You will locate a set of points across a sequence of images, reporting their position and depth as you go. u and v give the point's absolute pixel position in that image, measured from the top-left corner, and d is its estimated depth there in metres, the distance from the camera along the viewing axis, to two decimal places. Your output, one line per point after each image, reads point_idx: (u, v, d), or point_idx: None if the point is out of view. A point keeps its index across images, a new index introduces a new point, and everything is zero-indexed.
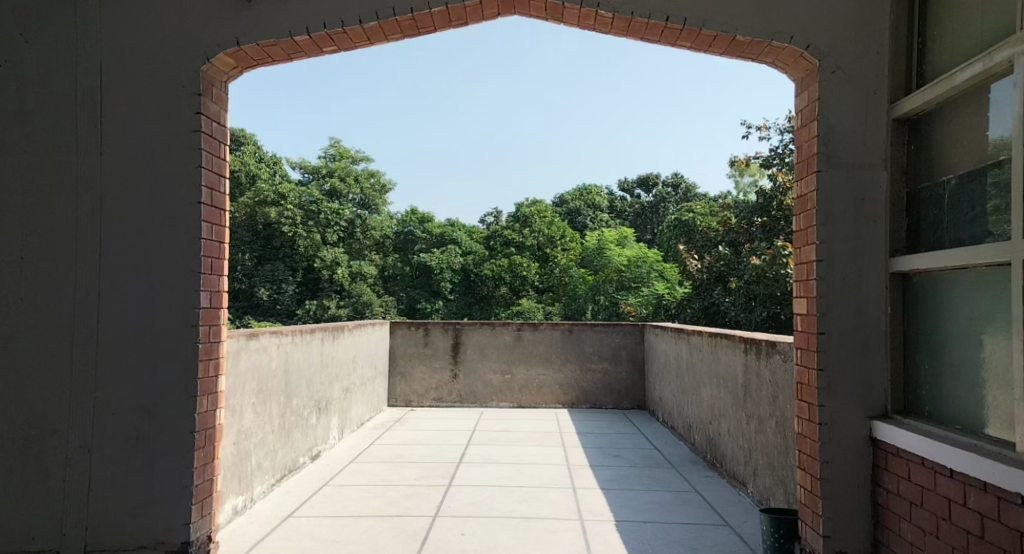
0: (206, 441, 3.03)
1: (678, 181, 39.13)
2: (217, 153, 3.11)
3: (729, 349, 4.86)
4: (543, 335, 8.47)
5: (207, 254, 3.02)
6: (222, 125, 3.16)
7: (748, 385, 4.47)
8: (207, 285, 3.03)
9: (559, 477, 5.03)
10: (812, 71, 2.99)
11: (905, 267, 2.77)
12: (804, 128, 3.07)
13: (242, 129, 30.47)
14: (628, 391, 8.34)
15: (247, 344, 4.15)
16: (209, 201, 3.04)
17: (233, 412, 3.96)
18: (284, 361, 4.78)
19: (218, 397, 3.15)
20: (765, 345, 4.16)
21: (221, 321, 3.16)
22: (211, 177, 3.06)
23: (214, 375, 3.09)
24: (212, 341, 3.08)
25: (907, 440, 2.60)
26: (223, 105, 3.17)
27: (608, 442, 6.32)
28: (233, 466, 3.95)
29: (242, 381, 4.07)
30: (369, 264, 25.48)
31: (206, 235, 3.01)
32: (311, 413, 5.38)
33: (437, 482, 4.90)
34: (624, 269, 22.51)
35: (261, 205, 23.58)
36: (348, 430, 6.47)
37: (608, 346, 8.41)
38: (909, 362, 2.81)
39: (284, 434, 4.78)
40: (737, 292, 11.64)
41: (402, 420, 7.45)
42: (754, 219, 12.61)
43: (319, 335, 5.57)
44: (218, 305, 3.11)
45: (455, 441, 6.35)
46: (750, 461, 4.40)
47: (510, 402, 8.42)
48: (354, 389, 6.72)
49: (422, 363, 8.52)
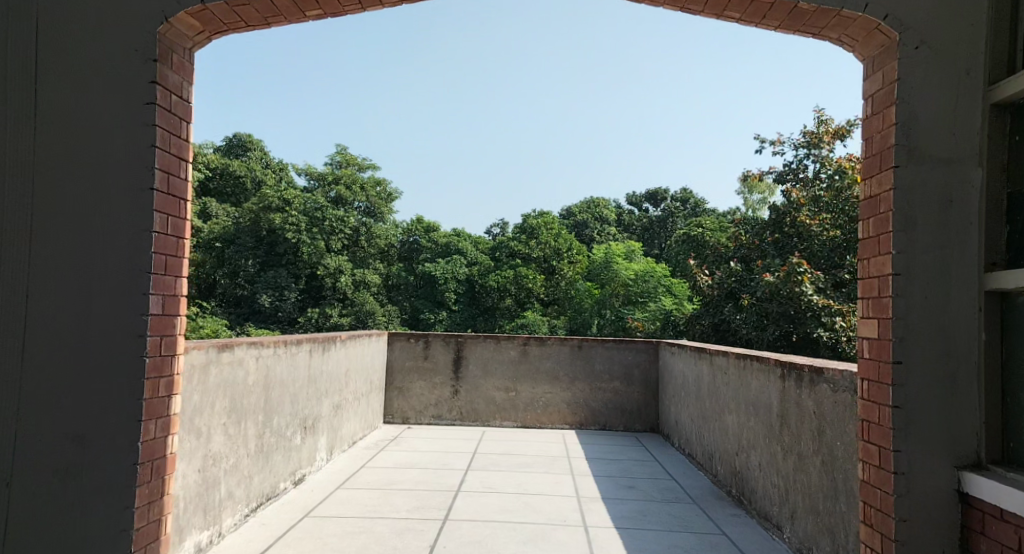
0: (153, 475, 2.54)
1: (687, 196, 38.72)
2: (178, 133, 2.64)
3: (762, 375, 4.34)
4: (550, 350, 7.95)
5: (160, 250, 2.53)
6: (185, 100, 2.68)
7: (785, 416, 3.96)
8: (160, 288, 2.54)
9: (568, 512, 4.50)
10: (889, 47, 2.48)
11: (1007, 284, 2.26)
12: (875, 116, 2.57)
13: (249, 134, 30.25)
14: (640, 413, 7.80)
15: (218, 358, 3.65)
16: (166, 188, 2.56)
17: (199, 435, 3.46)
18: (263, 376, 4.27)
19: (171, 421, 2.66)
20: (808, 372, 3.65)
21: (178, 331, 2.68)
22: (169, 160, 2.58)
23: (165, 395, 2.60)
24: (164, 354, 2.59)
25: (1015, 501, 2.08)
26: (187, 78, 2.70)
27: (620, 469, 5.79)
28: (197, 497, 3.46)
29: (210, 400, 3.57)
30: (372, 272, 24.98)
31: (159, 227, 2.53)
32: (295, 433, 4.87)
33: (432, 515, 4.38)
34: (632, 283, 22.39)
35: (265, 212, 23.29)
36: (338, 450, 5.96)
37: (619, 364, 7.89)
38: (1009, 400, 2.29)
39: (262, 458, 4.27)
40: (749, 309, 11.09)
41: (397, 439, 6.91)
42: (764, 235, 12.21)
43: (306, 347, 5.07)
44: (172, 312, 2.62)
45: (454, 465, 5.82)
46: (787, 502, 3.88)
47: (514, 422, 7.90)
48: (346, 405, 6.20)
49: (421, 378, 8.00)
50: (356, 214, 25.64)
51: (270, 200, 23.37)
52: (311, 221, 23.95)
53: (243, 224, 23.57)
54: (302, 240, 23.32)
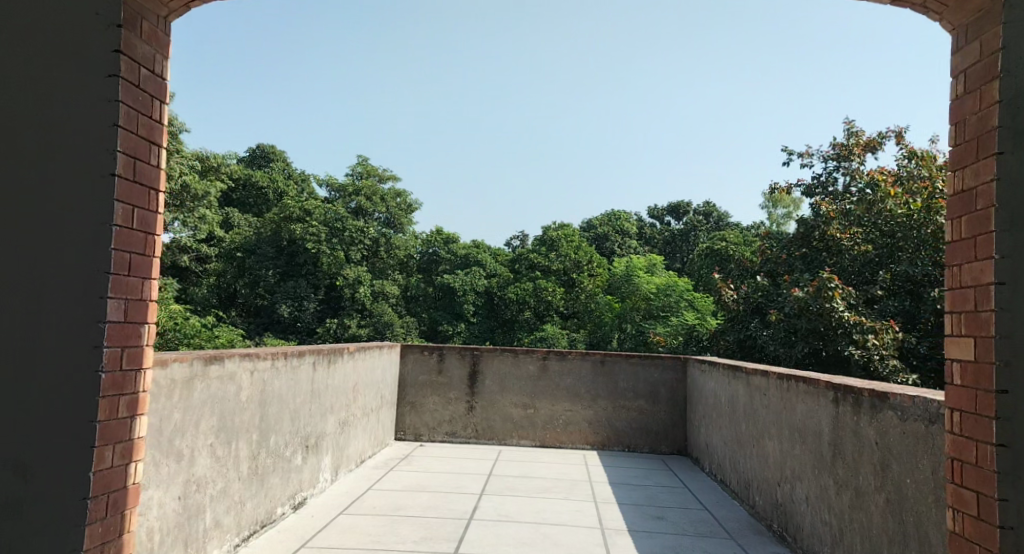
0: (107, 511, 2.16)
1: (710, 209, 38.08)
2: (147, 112, 2.29)
3: (811, 398, 3.90)
4: (571, 366, 7.52)
5: (122, 246, 2.18)
6: (157, 76, 2.34)
7: (839, 446, 3.52)
8: (121, 290, 2.19)
9: (591, 547, 4.07)
10: (991, 12, 2.06)
11: None
12: (970, 94, 2.14)
13: (272, 145, 30.38)
14: (666, 434, 7.33)
15: (206, 372, 3.29)
16: (131, 174, 2.22)
17: (181, 458, 3.09)
18: (259, 391, 3.90)
19: (135, 446, 2.29)
20: (868, 398, 3.23)
21: (143, 343, 2.32)
22: (134, 142, 2.23)
23: (127, 417, 2.24)
24: (126, 368, 2.23)
25: None
26: (161, 50, 2.36)
27: (647, 497, 5.34)
28: (176, 528, 3.08)
29: (195, 419, 3.20)
30: (391, 282, 24.65)
31: (121, 220, 2.18)
32: (295, 453, 4.49)
33: (442, 547, 3.96)
34: (653, 297, 22.20)
35: (286, 222, 23.36)
36: (344, 470, 5.58)
37: (645, 382, 7.43)
38: None
39: (256, 481, 3.89)
40: (776, 325, 10.54)
41: (408, 458, 6.52)
42: (793, 250, 11.76)
43: (309, 360, 4.70)
44: (136, 320, 2.27)
45: (468, 488, 5.42)
46: (841, 544, 3.44)
47: (533, 441, 7.48)
48: (353, 422, 5.82)
49: (435, 393, 7.61)
50: (376, 225, 25.37)
51: (292, 211, 23.41)
52: (332, 232, 23.72)
53: (265, 234, 23.61)
54: (322, 250, 23.16)
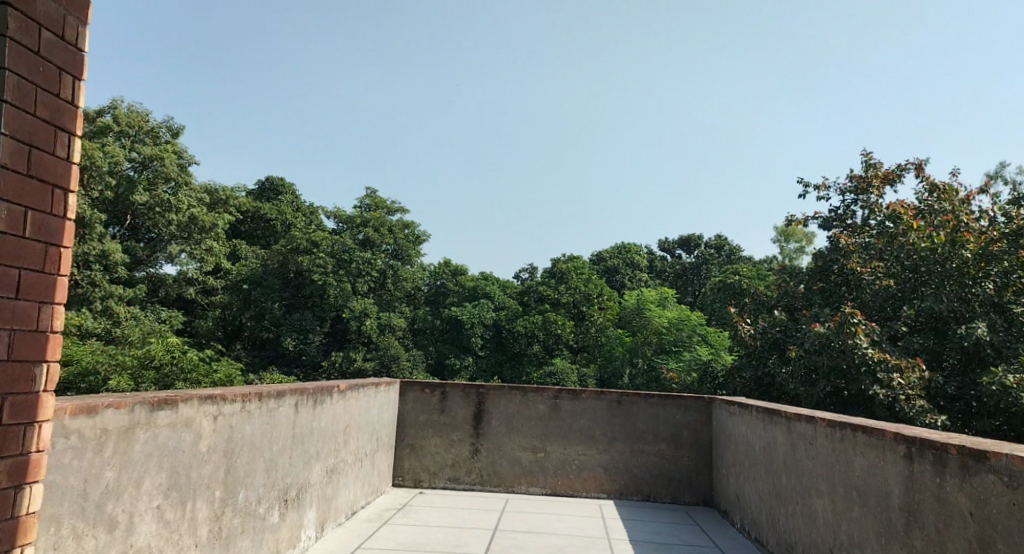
0: None
1: (721, 242, 37.43)
2: (50, 88, 1.76)
3: (873, 452, 3.31)
4: (585, 406, 6.92)
5: (6, 260, 1.64)
6: (67, 41, 1.82)
7: (914, 512, 2.93)
8: (3, 319, 1.65)
9: None
10: None
11: None
12: None
13: (281, 177, 30.16)
14: (690, 482, 6.68)
15: (151, 421, 2.73)
16: (22, 165, 1.68)
17: (115, 526, 2.52)
18: (224, 439, 3.33)
19: (21, 526, 1.72)
20: (957, 457, 2.65)
21: (37, 389, 1.76)
22: (27, 120, 1.69)
23: (8, 488, 1.69)
24: (9, 423, 1.68)
25: None
26: (74, 9, 1.85)
27: None
28: None
29: (136, 475, 2.64)
30: (398, 315, 23.92)
31: (6, 226, 1.64)
32: (271, 509, 3.90)
33: None
34: (666, 331, 21.63)
35: (294, 253, 22.87)
36: (331, 524, 4.97)
37: (666, 425, 6.80)
38: None
39: (218, 547, 3.31)
40: (795, 362, 9.93)
41: (406, 509, 5.89)
42: (812, 284, 11.27)
43: (290, 401, 4.14)
44: (28, 359, 1.72)
45: (470, 547, 4.79)
46: None
47: (543, 488, 6.85)
48: (343, 469, 5.22)
49: (436, 435, 7.01)
50: (384, 256, 24.84)
51: (299, 242, 22.91)
52: (338, 263, 23.22)
53: (271, 266, 23.12)
54: (329, 282, 22.54)
